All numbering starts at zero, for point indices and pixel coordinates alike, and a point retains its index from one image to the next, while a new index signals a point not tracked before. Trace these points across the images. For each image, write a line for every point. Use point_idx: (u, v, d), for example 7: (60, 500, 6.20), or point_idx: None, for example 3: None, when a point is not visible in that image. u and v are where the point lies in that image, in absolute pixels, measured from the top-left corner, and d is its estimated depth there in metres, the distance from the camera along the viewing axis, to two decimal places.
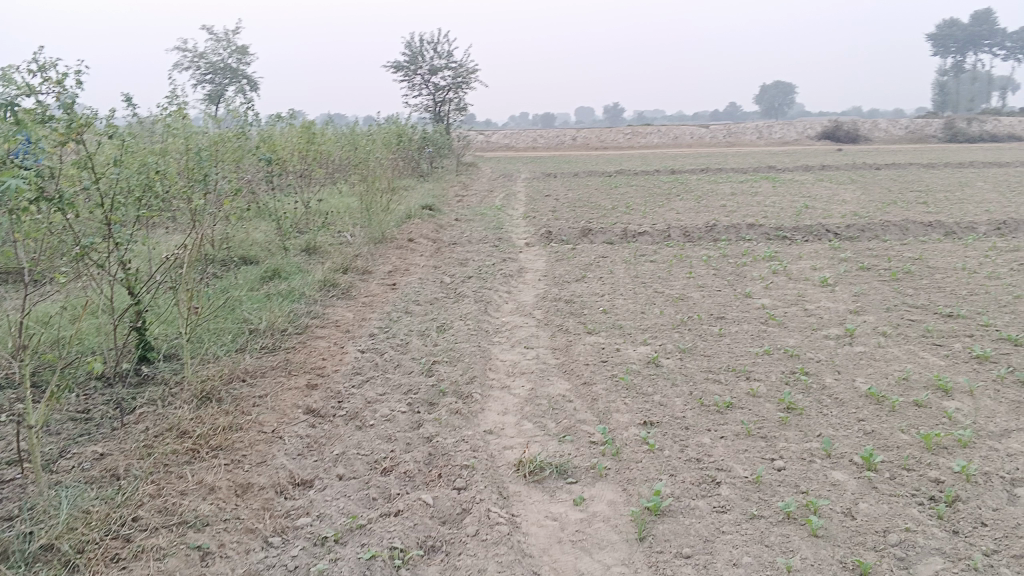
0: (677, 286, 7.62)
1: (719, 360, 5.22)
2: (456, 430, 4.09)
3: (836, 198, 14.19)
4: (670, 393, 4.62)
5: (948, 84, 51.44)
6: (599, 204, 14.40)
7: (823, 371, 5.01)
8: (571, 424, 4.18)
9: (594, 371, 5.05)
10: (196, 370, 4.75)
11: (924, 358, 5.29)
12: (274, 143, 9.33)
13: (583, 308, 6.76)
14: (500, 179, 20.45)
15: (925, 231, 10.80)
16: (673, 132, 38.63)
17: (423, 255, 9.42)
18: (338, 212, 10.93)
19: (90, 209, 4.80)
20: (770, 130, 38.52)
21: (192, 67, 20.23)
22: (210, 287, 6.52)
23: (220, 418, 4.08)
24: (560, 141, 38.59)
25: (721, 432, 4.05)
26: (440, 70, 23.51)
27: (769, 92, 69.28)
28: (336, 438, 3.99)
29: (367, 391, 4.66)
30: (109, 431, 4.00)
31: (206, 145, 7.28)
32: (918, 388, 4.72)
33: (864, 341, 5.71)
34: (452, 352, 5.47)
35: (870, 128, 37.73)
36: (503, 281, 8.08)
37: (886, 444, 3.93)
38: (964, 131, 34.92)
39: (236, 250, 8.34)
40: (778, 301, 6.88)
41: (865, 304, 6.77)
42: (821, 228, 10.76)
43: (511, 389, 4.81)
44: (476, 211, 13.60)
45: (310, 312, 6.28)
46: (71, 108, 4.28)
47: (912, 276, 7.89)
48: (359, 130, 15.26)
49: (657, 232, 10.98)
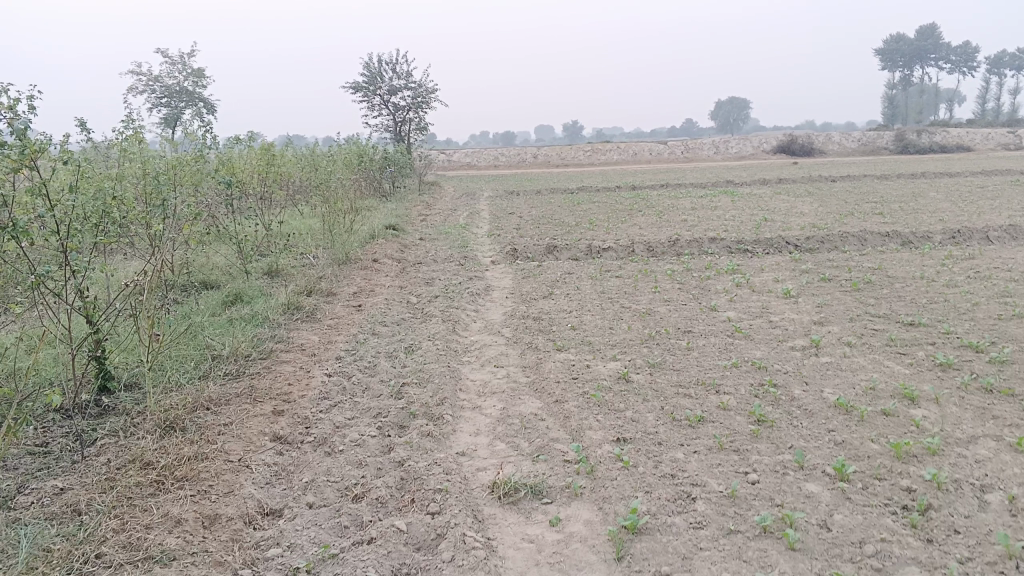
0: (643, 301, 7.65)
1: (688, 374, 5.23)
2: (428, 453, 4.03)
3: (793, 211, 14.42)
4: (642, 408, 4.61)
5: (896, 98, 52.80)
6: (562, 221, 14.45)
7: (792, 383, 5.04)
8: (544, 443, 4.14)
9: (565, 389, 5.02)
10: (158, 400, 4.63)
11: (889, 367, 5.35)
12: (233, 166, 9.21)
13: (551, 325, 6.75)
14: (462, 198, 20.49)
15: (882, 241, 11.01)
16: (632, 149, 39.08)
17: (388, 276, 9.36)
18: (299, 233, 10.81)
19: (45, 237, 4.70)
20: (727, 145, 39.14)
21: (146, 90, 19.94)
22: (170, 313, 6.39)
23: (184, 448, 3.97)
24: (521, 159, 38.81)
25: (694, 446, 4.04)
26: (399, 90, 23.54)
27: (725, 108, 70.44)
28: (305, 466, 3.91)
29: (335, 415, 4.58)
30: (70, 465, 3.87)
31: (163, 169, 7.18)
32: (885, 397, 4.77)
33: (829, 351, 5.77)
34: (422, 373, 5.41)
35: (824, 140, 38.47)
36: (470, 300, 8.05)
37: (857, 454, 3.95)
38: (914, 143, 35.81)
39: (196, 274, 8.19)
40: (743, 313, 6.94)
41: (829, 314, 6.85)
42: (781, 241, 10.91)
43: (482, 409, 4.75)
44: (440, 230, 13.57)
45: (274, 337, 6.17)
46: (24, 131, 4.23)
47: (873, 286, 8.02)
48: (320, 151, 15.17)
49: (621, 247, 11.06)
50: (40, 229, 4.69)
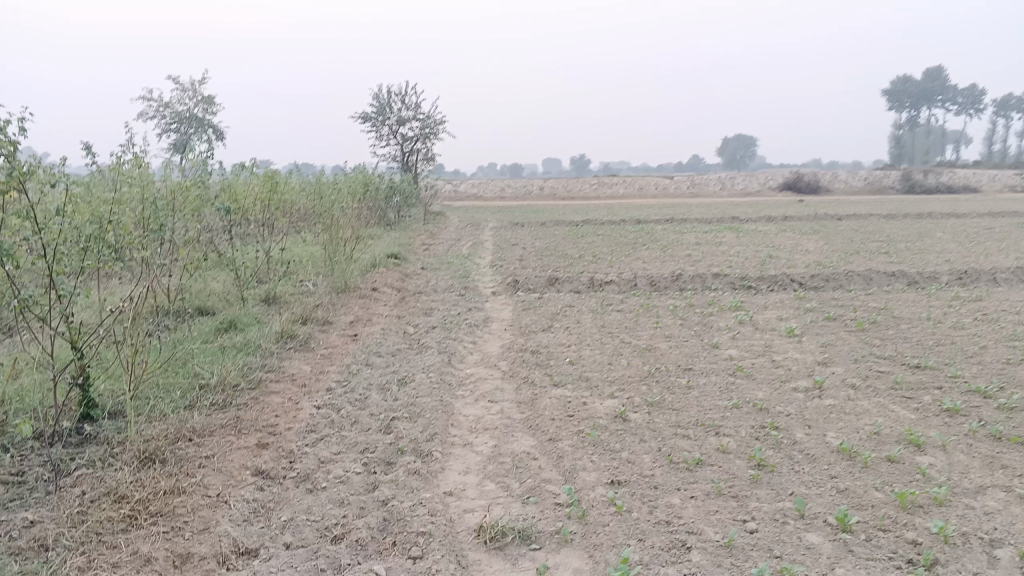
0: (644, 337, 7.51)
1: (688, 414, 5.08)
2: (413, 493, 3.88)
3: (799, 248, 14.31)
4: (639, 449, 4.45)
5: (903, 138, 52.96)
6: (565, 253, 14.37)
7: (794, 426, 4.88)
8: (535, 484, 3.99)
9: (560, 427, 4.87)
10: (140, 430, 4.48)
11: (894, 411, 5.20)
12: (235, 192, 9.16)
13: (549, 359, 6.61)
14: (467, 228, 20.47)
15: (888, 281, 10.88)
16: (638, 183, 39.15)
17: (387, 305, 9.25)
18: (300, 260, 10.72)
19: (32, 260, 4.61)
20: (733, 181, 39.20)
21: (157, 116, 20.04)
22: (161, 340, 6.26)
23: (162, 481, 3.82)
24: (527, 191, 38.88)
25: (691, 491, 3.89)
26: (408, 121, 23.63)
27: (731, 145, 70.77)
28: (286, 502, 3.76)
29: (321, 450, 4.44)
30: (44, 496, 3.72)
31: (163, 194, 7.11)
32: (890, 443, 4.61)
33: (833, 393, 5.62)
34: (414, 407, 5.26)
35: (830, 178, 38.50)
36: (468, 331, 7.93)
37: (860, 503, 3.79)
38: (921, 183, 35.81)
39: (192, 301, 8.08)
40: (745, 352, 6.80)
41: (833, 355, 6.70)
42: (786, 278, 10.78)
43: (473, 446, 4.61)
44: (443, 260, 13.47)
45: (265, 366, 6.05)
46: (13, 153, 4.18)
47: (879, 326, 7.88)
48: (325, 179, 15.15)
49: (624, 281, 10.95)
50: (26, 252, 4.59)
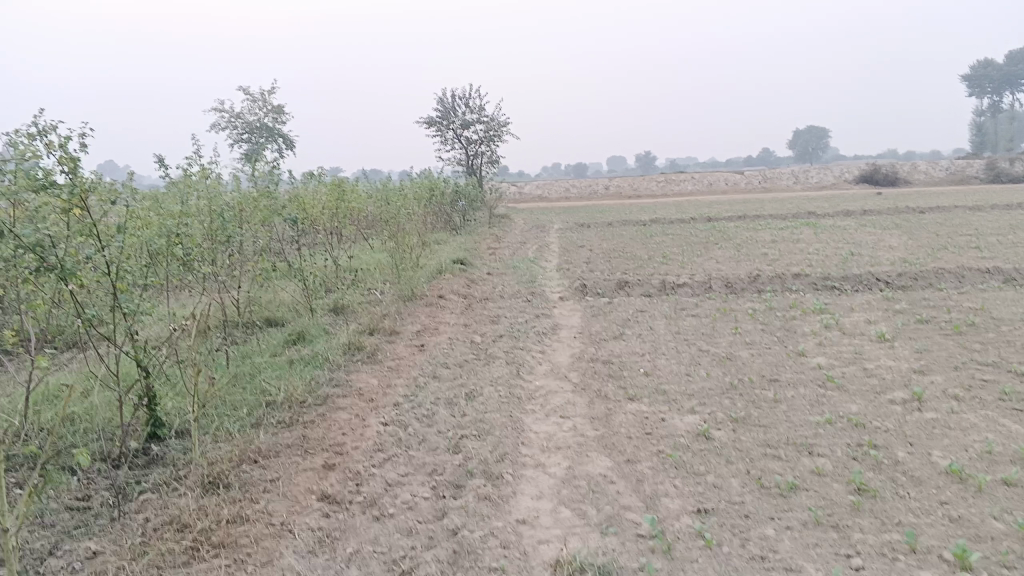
0: (723, 344, 7.15)
1: (777, 431, 4.73)
2: (484, 522, 3.67)
3: (882, 244, 13.64)
4: (725, 472, 4.14)
5: (986, 124, 50.66)
6: (634, 254, 14.01)
7: (895, 444, 4.49)
8: (614, 512, 3.73)
9: (638, 446, 4.58)
10: (206, 450, 4.36)
11: (1005, 426, 4.74)
12: (303, 201, 9.11)
13: (622, 370, 6.31)
14: (535, 231, 20.23)
15: (982, 278, 10.21)
16: (707, 180, 38.31)
17: (454, 313, 9.09)
18: (368, 267, 10.65)
19: (97, 279, 4.55)
20: (806, 175, 38.04)
21: (228, 127, 20.39)
22: (228, 355, 6.18)
23: (224, 509, 3.69)
24: (593, 190, 38.43)
25: (787, 521, 3.57)
26: (472, 124, 23.57)
27: (804, 138, 68.87)
28: (352, 531, 3.59)
29: (389, 471, 4.26)
30: (107, 523, 3.61)
31: (232, 206, 7.06)
32: (1004, 463, 4.18)
33: (934, 406, 5.17)
34: (483, 423, 5.04)
35: (909, 170, 37.02)
36: (537, 340, 7.69)
37: (978, 534, 3.40)
38: (1008, 171, 34.13)
39: (261, 312, 8.05)
40: (833, 360, 6.37)
41: (930, 362, 6.21)
42: (871, 278, 10.22)
43: (546, 468, 4.36)
44: (509, 264, 13.27)
45: (332, 381, 5.91)
46: (78, 172, 4.16)
47: (977, 329, 7.33)
48: (392, 185, 15.13)
49: (697, 283, 10.55)
50: (91, 270, 4.52)
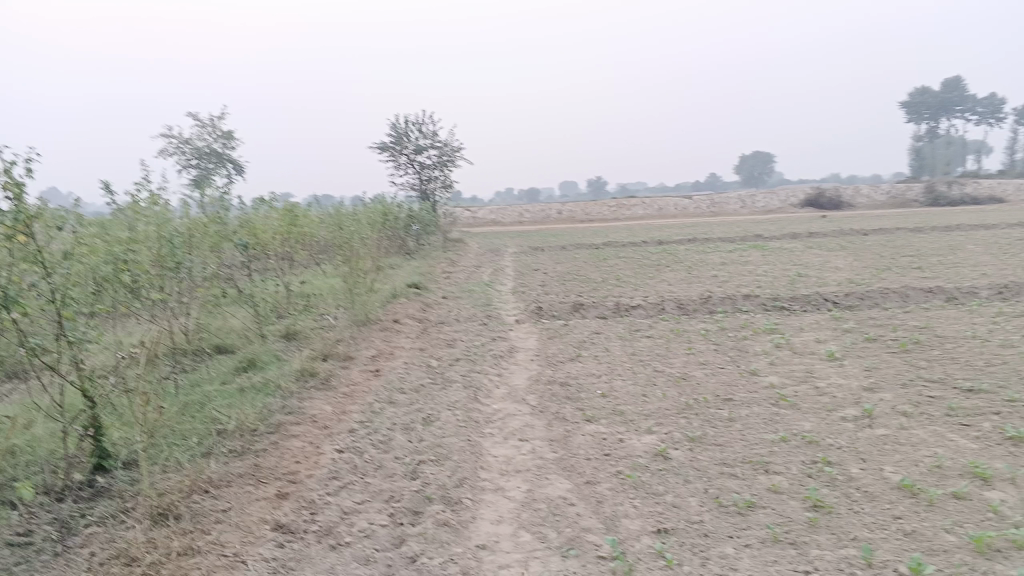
0: (677, 364, 7.20)
1: (733, 450, 4.76)
2: (444, 548, 3.62)
3: (829, 265, 13.95)
4: (684, 492, 4.16)
5: (923, 149, 52.38)
6: (588, 277, 14.09)
7: (848, 461, 4.55)
8: (574, 534, 3.71)
9: (596, 468, 4.58)
10: (155, 481, 4.23)
11: (954, 441, 4.85)
12: (254, 226, 8.98)
13: (579, 392, 6.31)
14: (489, 254, 20.25)
15: (925, 297, 10.49)
16: (657, 204, 38.83)
17: (409, 337, 9.02)
18: (320, 292, 10.52)
19: (41, 306, 4.41)
20: (754, 199, 38.83)
21: (176, 152, 20.07)
22: (177, 383, 6.03)
23: (175, 541, 3.58)
24: (546, 215, 38.63)
25: (745, 539, 3.59)
26: (425, 149, 23.57)
27: (751, 163, 70.36)
28: (307, 561, 3.51)
29: (345, 499, 4.18)
30: (51, 559, 3.47)
31: (180, 232, 6.93)
32: (954, 477, 4.26)
33: (883, 423, 5.27)
34: (441, 448, 4.99)
35: (852, 193, 38.04)
36: (493, 363, 7.66)
37: (931, 547, 3.46)
38: (945, 195, 35.28)
39: (210, 339, 7.87)
40: (786, 379, 6.46)
41: (879, 380, 6.34)
42: (819, 298, 10.43)
43: (505, 492, 4.33)
44: (464, 288, 13.25)
45: (285, 408, 5.80)
46: (21, 198, 4.03)
47: (923, 347, 7.51)
48: (345, 210, 15.03)
49: (651, 304, 10.64)
50: (35, 298, 4.39)
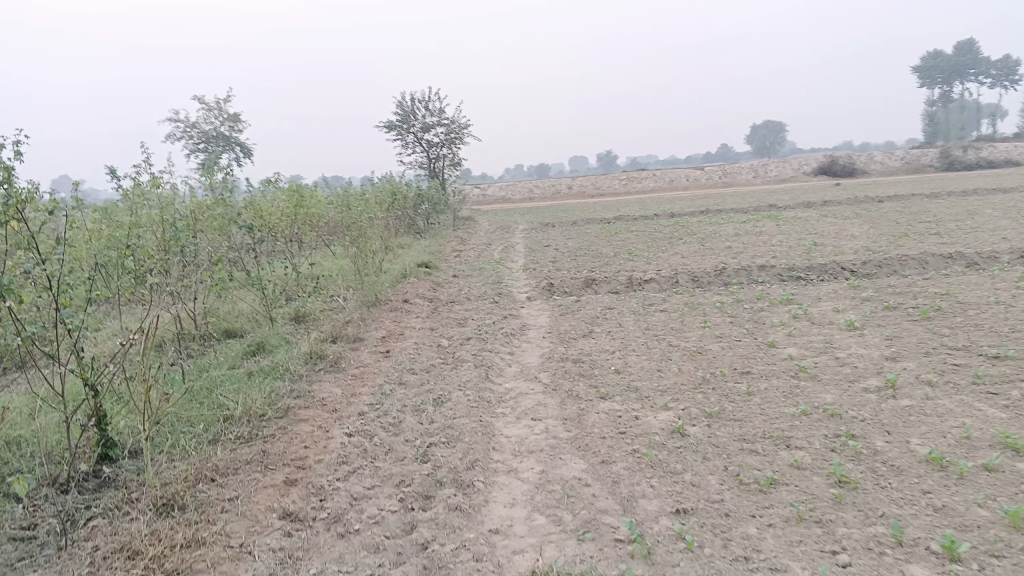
0: (693, 338, 7.05)
1: (752, 425, 4.62)
2: (455, 534, 3.51)
3: (844, 234, 13.71)
4: (703, 470, 4.02)
5: (937, 113, 51.56)
6: (601, 252, 13.89)
7: (872, 433, 4.40)
8: (590, 516, 3.58)
9: (612, 447, 4.45)
10: (160, 470, 4.13)
11: (981, 410, 4.68)
12: (260, 209, 8.83)
13: (593, 369, 6.18)
14: (500, 232, 20.06)
15: (945, 263, 10.26)
16: (667, 176, 38.49)
17: (419, 317, 8.89)
18: (329, 274, 10.38)
19: (37, 293, 4.28)
20: (766, 168, 38.38)
21: (184, 137, 19.94)
22: (184, 370, 5.92)
23: (180, 533, 3.48)
24: (556, 190, 38.33)
25: (769, 518, 3.46)
26: (433, 127, 23.35)
27: (761, 133, 69.69)
28: (316, 550, 3.40)
29: (354, 484, 4.07)
30: (54, 553, 3.38)
31: (184, 215, 6.78)
32: (984, 448, 4.10)
33: (907, 393, 5.11)
34: (452, 430, 4.87)
35: (866, 160, 37.52)
36: (504, 342, 7.52)
37: (964, 523, 3.31)
38: (961, 160, 34.73)
39: (219, 323, 7.75)
40: (805, 350, 6.29)
41: (901, 348, 6.16)
42: (836, 267, 10.22)
43: (518, 474, 4.21)
44: (474, 266, 13.09)
45: (293, 392, 5.69)
46: (9, 180, 3.87)
47: (945, 314, 7.32)
48: (353, 190, 14.88)
49: (664, 277, 10.46)
50: (31, 285, 4.27)
